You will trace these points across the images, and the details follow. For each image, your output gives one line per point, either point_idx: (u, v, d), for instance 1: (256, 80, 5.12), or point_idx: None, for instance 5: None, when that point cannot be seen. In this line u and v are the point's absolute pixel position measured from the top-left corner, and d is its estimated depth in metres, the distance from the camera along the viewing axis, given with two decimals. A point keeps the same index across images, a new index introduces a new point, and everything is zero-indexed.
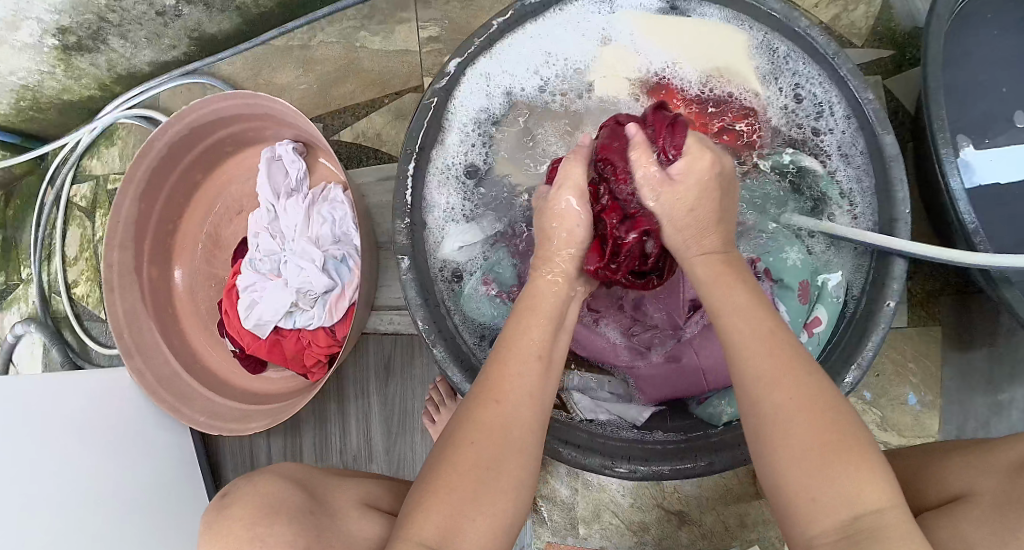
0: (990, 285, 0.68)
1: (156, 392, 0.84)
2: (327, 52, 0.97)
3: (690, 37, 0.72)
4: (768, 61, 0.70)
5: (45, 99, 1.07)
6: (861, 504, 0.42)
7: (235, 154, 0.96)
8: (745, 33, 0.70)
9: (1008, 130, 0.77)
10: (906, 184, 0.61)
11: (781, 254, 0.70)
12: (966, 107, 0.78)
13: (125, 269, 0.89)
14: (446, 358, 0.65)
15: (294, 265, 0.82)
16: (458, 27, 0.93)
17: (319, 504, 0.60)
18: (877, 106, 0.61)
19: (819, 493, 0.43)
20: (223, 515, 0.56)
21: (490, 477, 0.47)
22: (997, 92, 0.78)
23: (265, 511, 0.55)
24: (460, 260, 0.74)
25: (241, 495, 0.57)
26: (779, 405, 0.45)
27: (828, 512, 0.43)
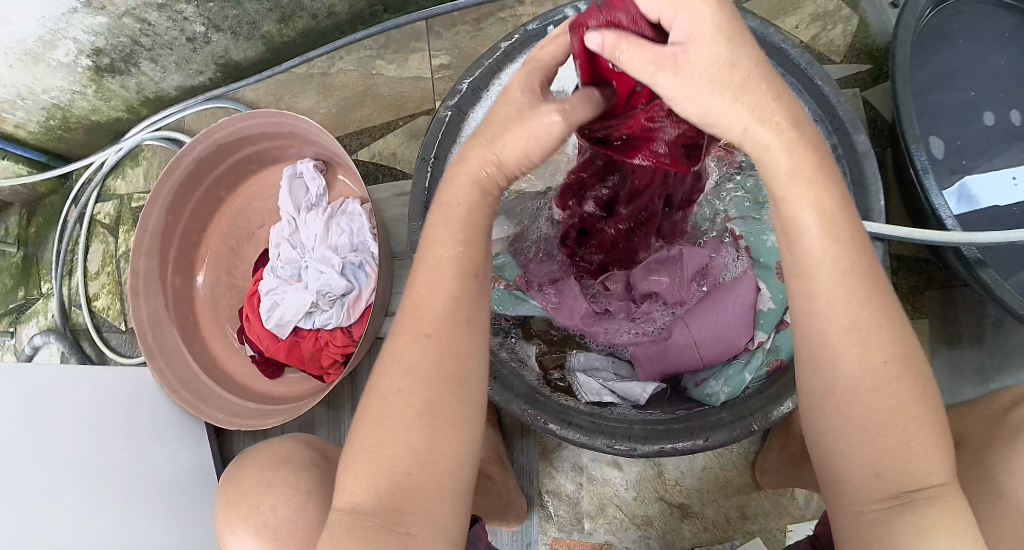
0: (967, 268, 0.73)
1: (178, 391, 0.88)
2: (346, 78, 1.05)
3: None
4: None
5: (75, 119, 1.13)
6: (916, 480, 0.43)
7: (258, 171, 1.02)
8: None
9: (977, 129, 0.84)
10: (879, 177, 0.68)
11: (762, 237, 0.73)
12: (939, 106, 0.85)
13: (150, 276, 0.94)
14: None
15: (315, 270, 0.87)
16: (467, 55, 1.01)
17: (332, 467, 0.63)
18: (848, 108, 0.69)
19: (889, 462, 0.43)
20: (243, 479, 0.60)
21: (430, 448, 0.45)
22: (966, 95, 0.85)
23: (289, 476, 0.59)
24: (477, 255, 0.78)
25: (264, 461, 0.60)
26: (861, 372, 0.43)
27: (882, 485, 0.44)
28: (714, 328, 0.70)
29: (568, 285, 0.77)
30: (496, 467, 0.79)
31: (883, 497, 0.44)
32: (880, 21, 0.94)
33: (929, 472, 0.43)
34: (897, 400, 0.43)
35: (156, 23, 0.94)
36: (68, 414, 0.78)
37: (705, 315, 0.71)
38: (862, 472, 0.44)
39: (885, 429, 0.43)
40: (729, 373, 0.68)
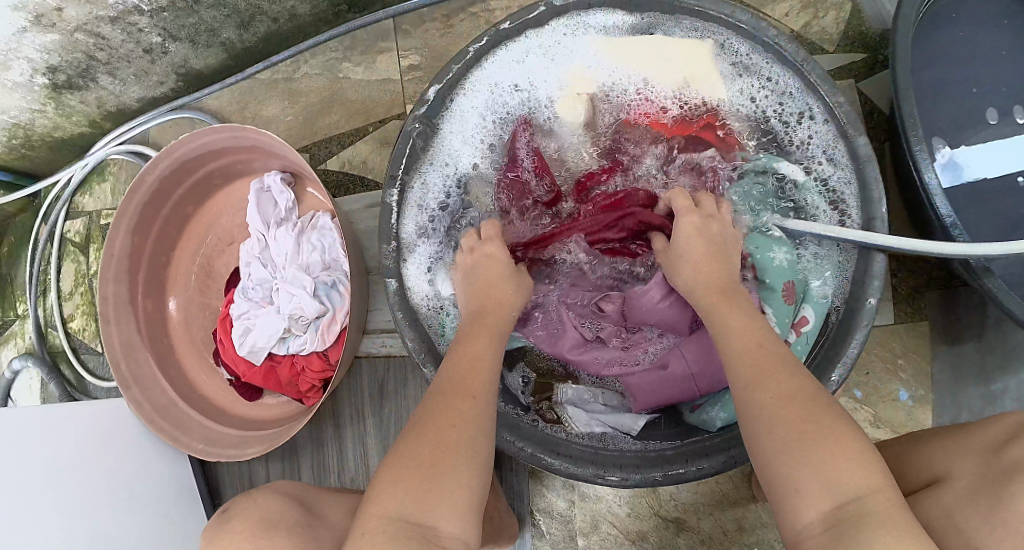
0: (971, 276, 0.70)
1: (155, 421, 0.86)
2: (312, 83, 0.99)
3: (654, 50, 0.73)
4: (731, 65, 0.72)
5: (37, 136, 1.09)
6: (843, 490, 0.42)
7: (225, 186, 0.97)
8: (708, 41, 0.72)
9: (981, 128, 0.79)
10: (882, 184, 0.64)
11: (768, 252, 0.71)
12: (940, 105, 0.81)
13: (120, 301, 0.91)
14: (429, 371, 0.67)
15: (286, 292, 0.83)
16: (438, 55, 0.95)
17: (319, 518, 0.61)
18: (848, 108, 0.65)
19: (814, 473, 0.43)
20: (223, 531, 0.57)
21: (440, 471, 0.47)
22: (969, 92, 0.80)
23: (263, 529, 0.56)
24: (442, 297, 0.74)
25: (241, 512, 0.59)
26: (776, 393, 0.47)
27: (814, 498, 0.42)
28: (710, 357, 0.66)
29: (553, 311, 0.74)
30: (485, 490, 0.76)
31: (826, 510, 0.42)
32: (873, 5, 0.89)
33: (854, 482, 0.42)
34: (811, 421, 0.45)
35: (111, 36, 0.90)
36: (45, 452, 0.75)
37: (701, 343, 0.67)
38: (787, 485, 0.44)
39: (802, 440, 0.44)
40: (726, 398, 0.65)
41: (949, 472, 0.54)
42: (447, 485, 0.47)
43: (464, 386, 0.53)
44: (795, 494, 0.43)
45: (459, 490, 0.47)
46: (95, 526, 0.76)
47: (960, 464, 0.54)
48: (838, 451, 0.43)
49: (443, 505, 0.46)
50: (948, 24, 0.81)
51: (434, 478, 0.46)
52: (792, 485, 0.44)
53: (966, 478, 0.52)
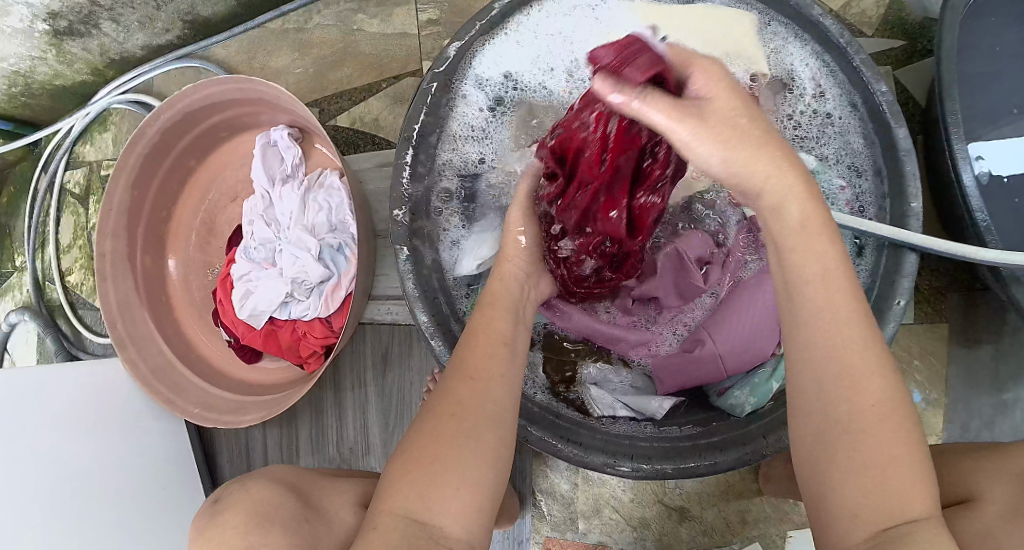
0: (999, 283, 0.66)
1: (150, 383, 0.83)
2: (323, 35, 0.95)
3: (695, 20, 0.69)
4: (771, 42, 0.68)
5: (38, 84, 1.05)
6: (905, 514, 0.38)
7: (230, 140, 0.94)
8: (752, 15, 0.68)
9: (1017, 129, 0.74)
10: (919, 178, 0.59)
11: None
12: (985, 99, 0.76)
13: (118, 257, 0.88)
14: (430, 327, 0.64)
15: (290, 254, 0.80)
16: (458, 11, 0.90)
17: (314, 511, 0.55)
18: (891, 98, 0.59)
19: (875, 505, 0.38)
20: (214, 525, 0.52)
21: (475, 460, 0.44)
22: (1008, 113, 0.75)
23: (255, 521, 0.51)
24: (472, 276, 0.71)
25: (234, 504, 0.53)
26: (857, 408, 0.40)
27: (868, 522, 0.38)
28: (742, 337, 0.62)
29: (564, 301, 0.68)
30: None
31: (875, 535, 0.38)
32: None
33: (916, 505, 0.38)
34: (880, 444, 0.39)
35: None
36: (31, 410, 0.72)
37: (727, 320, 0.63)
38: (840, 510, 0.40)
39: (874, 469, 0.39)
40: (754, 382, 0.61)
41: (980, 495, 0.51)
42: (455, 482, 0.42)
43: (464, 373, 0.47)
44: (850, 517, 0.39)
45: (460, 501, 0.42)
46: (77, 488, 0.73)
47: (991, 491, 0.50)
48: (903, 474, 0.39)
49: (448, 500, 0.42)
50: (995, 12, 0.76)
51: (440, 486, 0.42)
52: (848, 505, 0.39)
53: (1000, 504, 0.48)
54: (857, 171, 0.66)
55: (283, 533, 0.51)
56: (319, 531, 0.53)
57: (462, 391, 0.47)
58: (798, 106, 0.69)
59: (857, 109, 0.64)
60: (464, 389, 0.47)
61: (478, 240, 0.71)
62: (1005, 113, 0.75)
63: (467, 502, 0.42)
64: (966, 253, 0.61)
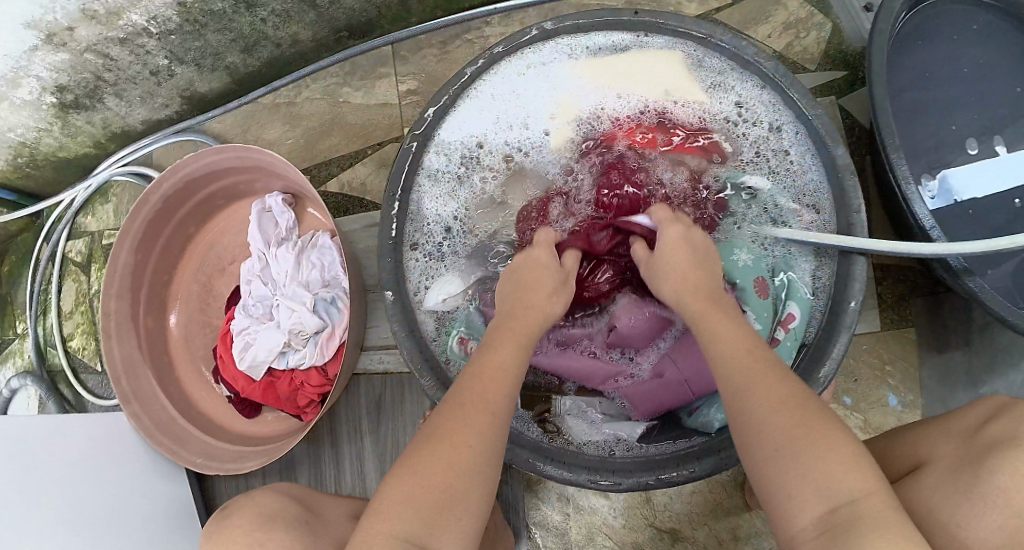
0: (952, 277, 0.74)
1: (154, 436, 0.87)
2: (313, 108, 1.02)
3: (634, 68, 0.78)
4: (709, 77, 0.77)
5: (42, 156, 1.11)
6: (841, 497, 0.44)
7: (226, 208, 1.00)
8: (682, 55, 0.78)
9: (955, 146, 0.84)
10: (858, 191, 0.69)
11: (732, 255, 0.75)
12: (916, 125, 0.85)
13: (122, 317, 0.93)
14: (411, 358, 0.70)
15: (286, 307, 0.85)
16: (435, 79, 0.99)
17: (314, 515, 0.65)
18: (825, 120, 0.70)
19: (819, 490, 0.45)
20: (224, 526, 0.61)
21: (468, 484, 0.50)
22: (948, 128, 0.85)
23: (263, 520, 0.60)
24: (443, 312, 0.76)
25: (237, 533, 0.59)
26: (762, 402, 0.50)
27: (811, 504, 0.45)
28: (703, 361, 0.68)
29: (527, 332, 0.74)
30: (480, 503, 0.77)
31: (820, 515, 0.44)
32: (853, 22, 0.96)
33: (854, 487, 0.45)
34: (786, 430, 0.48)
35: (118, 58, 0.92)
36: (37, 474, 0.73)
37: (691, 349, 0.69)
38: (783, 489, 0.47)
39: (801, 457, 0.46)
40: (721, 399, 0.67)
41: (931, 457, 0.58)
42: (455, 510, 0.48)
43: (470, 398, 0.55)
44: (790, 500, 0.46)
45: (407, 527, 0.46)
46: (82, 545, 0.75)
47: (943, 450, 0.57)
48: (828, 454, 0.46)
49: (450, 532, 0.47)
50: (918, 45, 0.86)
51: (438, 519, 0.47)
52: (790, 490, 0.46)
53: (946, 461, 0.56)
54: (812, 201, 0.74)
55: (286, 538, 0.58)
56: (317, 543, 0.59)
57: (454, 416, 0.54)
58: (765, 143, 0.77)
59: (807, 141, 0.73)
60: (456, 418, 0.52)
61: (444, 281, 0.77)
62: (946, 131, 0.85)
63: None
64: (913, 250, 0.68)
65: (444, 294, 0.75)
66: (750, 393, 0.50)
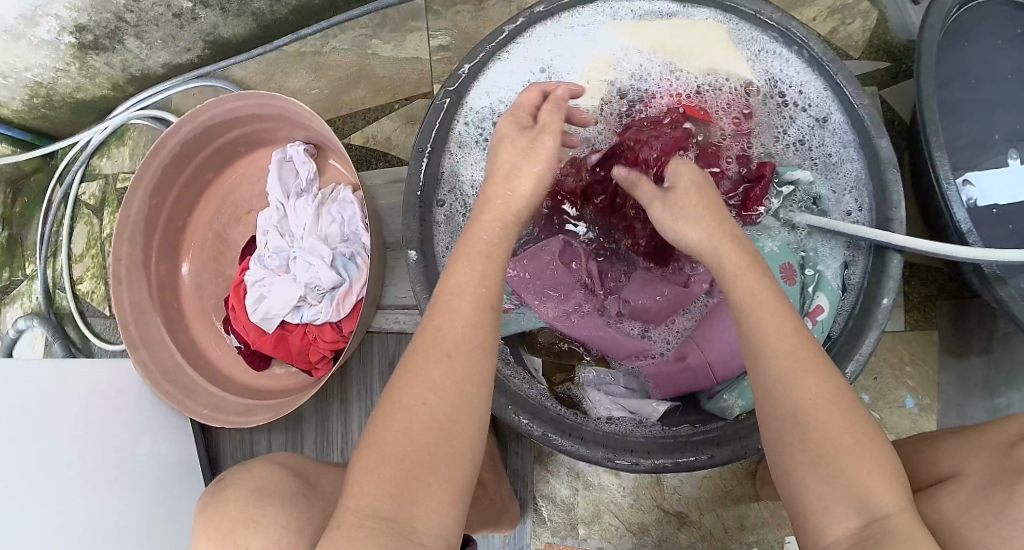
0: (985, 285, 0.73)
1: (160, 383, 0.86)
2: (339, 58, 0.99)
3: (675, 37, 0.76)
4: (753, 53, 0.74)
5: (59, 97, 1.09)
6: (872, 508, 0.43)
7: (246, 155, 0.97)
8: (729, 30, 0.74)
9: (997, 151, 0.80)
10: (901, 186, 0.65)
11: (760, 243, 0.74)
12: (959, 126, 0.82)
13: (133, 262, 0.91)
14: None
15: (304, 261, 0.83)
16: (468, 37, 0.95)
17: (313, 490, 0.58)
18: (871, 110, 0.66)
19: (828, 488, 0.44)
20: (219, 500, 0.54)
21: (440, 443, 0.44)
22: (991, 139, 0.81)
23: (257, 495, 0.54)
24: None
25: (238, 482, 0.56)
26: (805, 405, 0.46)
27: (842, 514, 0.43)
28: (727, 346, 0.66)
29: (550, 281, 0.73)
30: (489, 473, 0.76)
31: (854, 528, 0.43)
32: (899, 15, 0.93)
33: (885, 498, 0.43)
34: (831, 442, 0.45)
35: None
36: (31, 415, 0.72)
37: (713, 332, 0.67)
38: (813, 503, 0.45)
39: (828, 463, 0.45)
40: (744, 385, 0.65)
41: (960, 468, 0.56)
42: (432, 477, 0.43)
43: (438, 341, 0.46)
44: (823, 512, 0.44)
45: (436, 488, 0.43)
46: (74, 490, 0.74)
47: (974, 461, 0.55)
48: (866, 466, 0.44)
49: (426, 498, 0.43)
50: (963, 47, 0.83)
51: (415, 476, 0.43)
52: (819, 501, 0.44)
53: (977, 474, 0.53)
54: (852, 195, 0.71)
55: (283, 506, 0.54)
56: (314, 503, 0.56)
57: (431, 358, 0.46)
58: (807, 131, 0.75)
59: (850, 136, 0.70)
60: (432, 364, 0.45)
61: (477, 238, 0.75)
62: (988, 139, 0.81)
63: (437, 498, 0.43)
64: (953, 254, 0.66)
65: None
66: (779, 376, 0.47)
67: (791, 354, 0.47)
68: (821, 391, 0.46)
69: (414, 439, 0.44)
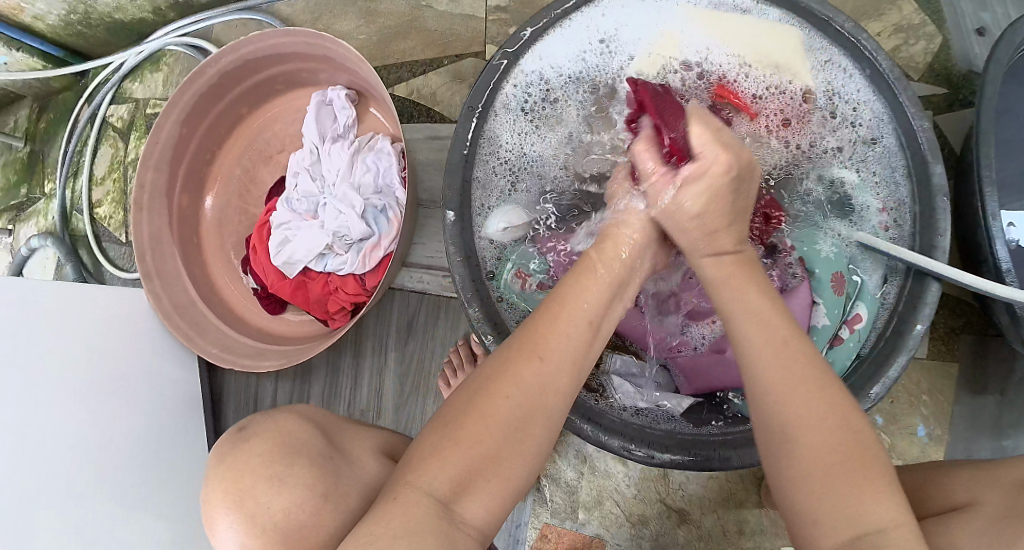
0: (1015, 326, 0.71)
1: (171, 317, 0.84)
2: (392, 7, 0.96)
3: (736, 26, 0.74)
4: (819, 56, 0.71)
5: (98, 14, 1.06)
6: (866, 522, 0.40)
7: (284, 94, 0.95)
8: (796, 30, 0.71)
9: None
10: (949, 215, 0.63)
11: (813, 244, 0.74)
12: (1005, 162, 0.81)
13: (157, 191, 0.89)
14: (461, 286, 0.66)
15: (333, 208, 0.81)
16: (528, 1, 0.91)
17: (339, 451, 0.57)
18: (930, 134, 0.64)
19: (840, 502, 0.41)
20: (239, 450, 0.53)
21: (513, 440, 0.43)
22: None
23: (285, 452, 0.53)
24: (503, 244, 0.73)
25: (262, 433, 0.54)
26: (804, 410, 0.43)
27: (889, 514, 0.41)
28: None
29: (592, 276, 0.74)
30: None
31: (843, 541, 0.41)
32: (962, 42, 0.90)
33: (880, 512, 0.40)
34: (821, 442, 0.43)
35: None
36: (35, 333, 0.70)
37: None
38: (805, 514, 0.43)
39: (823, 469, 0.42)
40: None
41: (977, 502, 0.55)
42: (511, 464, 0.43)
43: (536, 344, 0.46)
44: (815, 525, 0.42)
45: (495, 482, 0.43)
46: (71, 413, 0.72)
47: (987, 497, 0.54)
48: (864, 477, 0.42)
49: (500, 482, 0.43)
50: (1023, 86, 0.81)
51: (490, 464, 0.42)
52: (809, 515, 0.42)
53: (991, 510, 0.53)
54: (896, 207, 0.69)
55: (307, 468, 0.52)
56: (339, 467, 0.55)
57: (530, 364, 0.45)
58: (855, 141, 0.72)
59: (901, 159, 0.68)
60: (524, 367, 0.45)
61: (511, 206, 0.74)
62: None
63: (489, 489, 0.43)
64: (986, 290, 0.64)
65: (505, 224, 0.72)
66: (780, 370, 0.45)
67: (775, 346, 0.46)
68: (804, 381, 0.44)
69: (495, 435, 0.43)
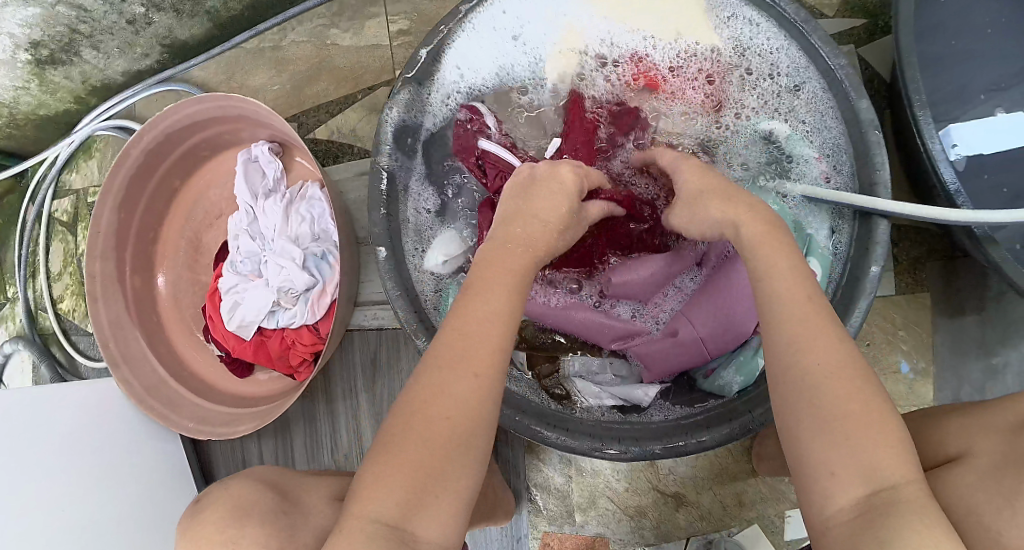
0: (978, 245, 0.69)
1: (144, 400, 0.84)
2: (299, 51, 0.96)
3: (636, 4, 0.74)
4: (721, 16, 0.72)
5: (22, 115, 1.06)
6: (879, 478, 0.40)
7: (213, 159, 0.95)
8: None
9: (977, 106, 0.78)
10: (885, 147, 0.61)
11: None
12: (941, 79, 0.79)
13: (108, 278, 0.89)
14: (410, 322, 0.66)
15: (275, 264, 0.81)
16: (427, 18, 0.92)
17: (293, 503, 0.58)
18: (849, 70, 0.62)
19: (847, 459, 0.40)
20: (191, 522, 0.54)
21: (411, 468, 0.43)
22: (976, 99, 0.78)
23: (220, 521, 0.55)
24: (445, 275, 0.73)
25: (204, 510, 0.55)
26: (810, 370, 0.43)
27: (850, 482, 0.40)
28: (717, 318, 0.65)
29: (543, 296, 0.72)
30: None
31: (858, 497, 0.40)
32: None
33: (891, 468, 0.40)
34: (837, 405, 0.42)
35: (92, 8, 0.87)
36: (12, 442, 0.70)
37: (707, 303, 0.65)
38: (817, 470, 0.41)
39: (832, 428, 0.41)
40: (738, 359, 0.64)
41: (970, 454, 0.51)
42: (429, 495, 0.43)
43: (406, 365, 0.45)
44: (828, 478, 0.41)
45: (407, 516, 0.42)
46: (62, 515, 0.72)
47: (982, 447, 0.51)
48: (867, 434, 0.41)
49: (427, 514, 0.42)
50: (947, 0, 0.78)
51: (386, 505, 0.42)
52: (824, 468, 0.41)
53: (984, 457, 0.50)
54: (833, 152, 0.68)
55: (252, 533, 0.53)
56: (296, 521, 0.54)
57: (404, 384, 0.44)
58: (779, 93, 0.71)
59: (827, 99, 0.66)
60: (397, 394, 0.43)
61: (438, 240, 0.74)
62: (972, 97, 0.78)
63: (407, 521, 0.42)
64: (948, 216, 0.62)
65: (443, 255, 0.72)
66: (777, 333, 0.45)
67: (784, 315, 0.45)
68: (831, 351, 0.43)
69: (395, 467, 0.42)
